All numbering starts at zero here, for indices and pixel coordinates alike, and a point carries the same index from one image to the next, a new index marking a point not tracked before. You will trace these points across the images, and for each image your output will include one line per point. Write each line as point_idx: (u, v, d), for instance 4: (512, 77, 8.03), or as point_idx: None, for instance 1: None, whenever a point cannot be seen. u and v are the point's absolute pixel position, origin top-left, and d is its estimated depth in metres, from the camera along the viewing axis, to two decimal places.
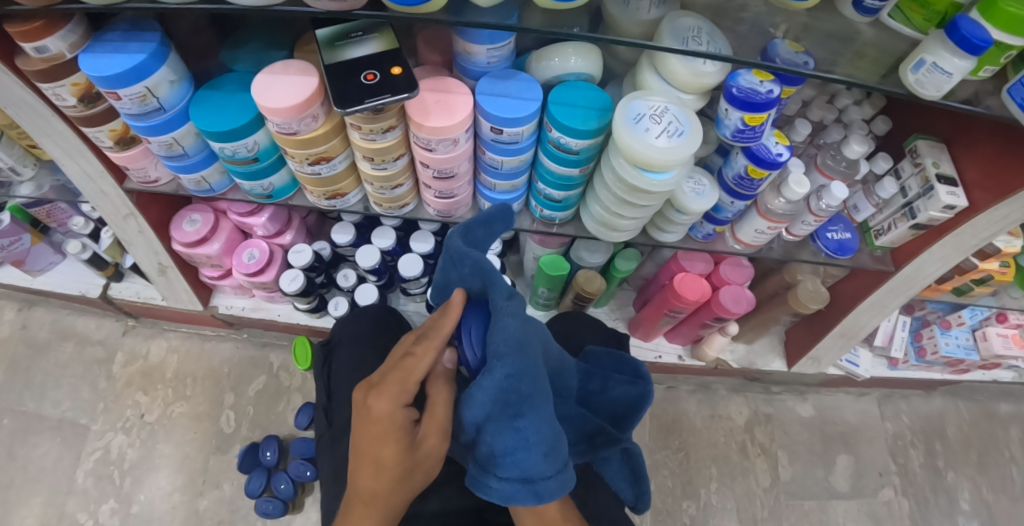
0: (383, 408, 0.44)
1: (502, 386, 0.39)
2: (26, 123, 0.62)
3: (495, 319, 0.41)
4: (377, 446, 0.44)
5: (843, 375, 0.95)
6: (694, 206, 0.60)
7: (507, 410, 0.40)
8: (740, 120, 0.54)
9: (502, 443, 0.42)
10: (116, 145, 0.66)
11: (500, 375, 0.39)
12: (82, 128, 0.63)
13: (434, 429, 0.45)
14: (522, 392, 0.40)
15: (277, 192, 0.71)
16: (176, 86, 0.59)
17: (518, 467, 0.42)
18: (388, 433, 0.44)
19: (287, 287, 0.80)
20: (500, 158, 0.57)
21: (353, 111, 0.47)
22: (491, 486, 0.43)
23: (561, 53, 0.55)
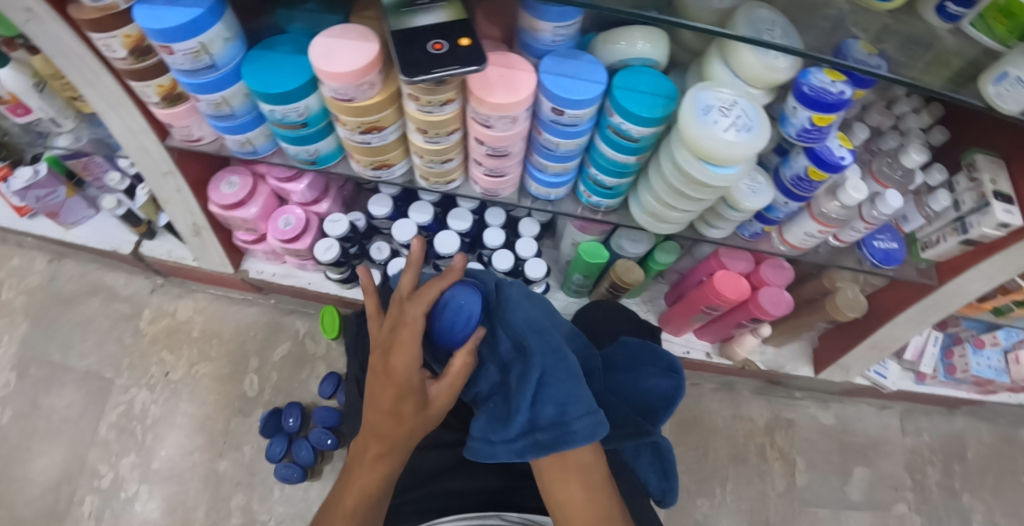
0: (400, 367, 0.49)
1: (545, 347, 0.53)
2: (74, 73, 0.61)
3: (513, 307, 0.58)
4: (394, 404, 0.48)
5: (868, 386, 0.95)
6: (748, 203, 0.59)
7: (556, 365, 0.52)
8: (807, 119, 0.53)
9: (558, 393, 0.50)
10: (162, 101, 0.65)
11: (539, 343, 0.54)
12: (129, 81, 0.62)
13: (447, 382, 0.50)
14: (557, 349, 0.54)
15: (322, 158, 0.70)
16: (229, 43, 0.58)
17: (579, 405, 0.49)
18: (405, 389, 0.48)
19: (321, 256, 0.81)
20: (556, 140, 0.56)
21: (418, 80, 0.45)
22: (574, 429, 0.48)
23: (627, 36, 0.53)
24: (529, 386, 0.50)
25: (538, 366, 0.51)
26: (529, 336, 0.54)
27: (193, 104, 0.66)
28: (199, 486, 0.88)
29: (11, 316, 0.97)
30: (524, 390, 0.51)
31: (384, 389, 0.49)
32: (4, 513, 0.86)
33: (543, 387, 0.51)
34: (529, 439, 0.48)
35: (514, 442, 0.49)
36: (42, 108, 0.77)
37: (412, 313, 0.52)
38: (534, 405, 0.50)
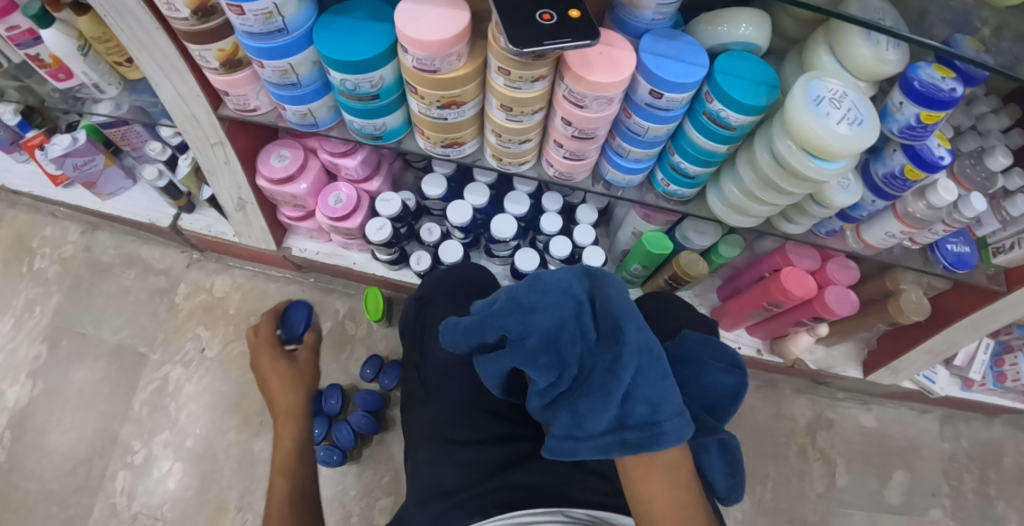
0: (268, 343, 0.79)
1: (639, 339, 0.42)
2: (127, 35, 0.58)
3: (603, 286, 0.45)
4: (287, 372, 0.77)
5: (915, 390, 0.94)
6: (836, 200, 0.57)
7: (650, 359, 0.42)
8: (914, 116, 0.50)
9: (650, 391, 0.41)
10: (221, 67, 0.62)
11: (633, 330, 0.42)
12: (187, 44, 0.58)
13: (303, 352, 0.80)
14: (650, 340, 0.43)
15: (387, 133, 0.68)
16: (302, 6, 0.54)
17: (673, 404, 0.41)
18: (277, 363, 0.77)
19: (373, 237, 0.79)
20: (646, 125, 0.53)
21: (529, 51, 0.42)
22: (665, 430, 0.40)
23: (731, 19, 0.50)
24: (620, 381, 0.40)
25: (631, 362, 0.40)
26: (619, 320, 0.42)
27: (254, 70, 0.62)
28: (234, 466, 0.87)
29: (45, 286, 0.96)
30: (613, 383, 0.40)
31: (274, 371, 0.76)
32: (35, 485, 0.85)
33: (633, 383, 0.41)
34: (615, 438, 0.40)
35: (600, 438, 0.41)
36: (86, 73, 0.69)
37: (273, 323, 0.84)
38: (623, 402, 0.41)
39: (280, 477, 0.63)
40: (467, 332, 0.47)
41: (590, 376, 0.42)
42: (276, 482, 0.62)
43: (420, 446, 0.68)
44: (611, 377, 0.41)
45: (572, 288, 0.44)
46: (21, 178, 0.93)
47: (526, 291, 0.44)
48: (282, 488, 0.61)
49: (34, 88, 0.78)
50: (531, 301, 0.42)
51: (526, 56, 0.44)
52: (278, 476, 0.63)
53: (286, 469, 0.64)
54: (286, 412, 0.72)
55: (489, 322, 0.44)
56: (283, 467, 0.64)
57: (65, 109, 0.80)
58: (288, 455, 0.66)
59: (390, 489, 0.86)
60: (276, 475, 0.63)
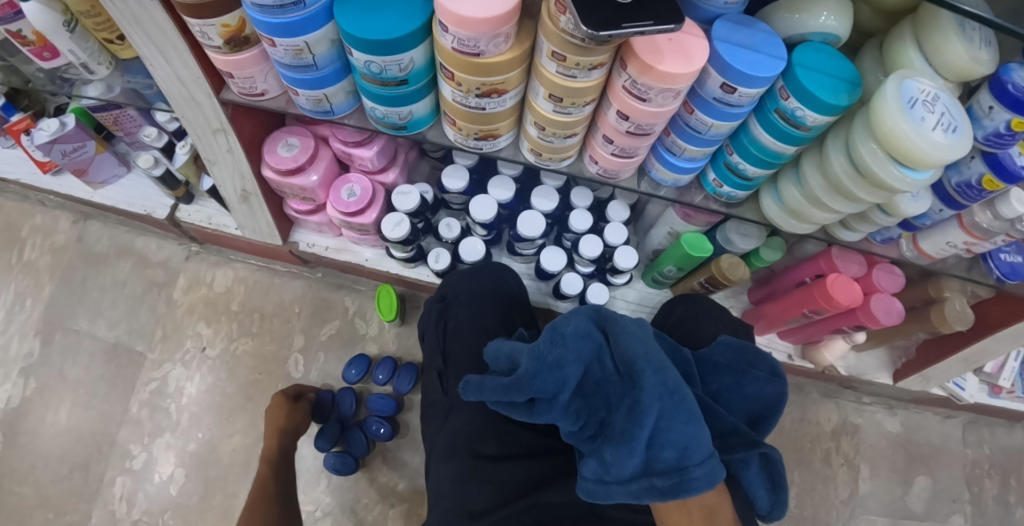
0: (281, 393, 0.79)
1: (658, 382, 0.41)
2: (120, 7, 0.51)
3: (617, 329, 0.43)
4: (285, 422, 0.76)
5: (943, 396, 0.92)
6: (905, 209, 0.53)
7: (674, 402, 0.41)
8: (1005, 122, 0.46)
9: (678, 436, 0.40)
10: (225, 45, 0.55)
11: (651, 375, 0.41)
12: (187, 18, 0.52)
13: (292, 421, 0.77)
14: (673, 383, 0.41)
15: (413, 123, 0.62)
16: None
17: (700, 444, 0.41)
18: (277, 428, 0.75)
19: (390, 234, 0.73)
20: (710, 121, 0.49)
21: (605, 36, 0.37)
22: (694, 476, 0.40)
23: (811, 6, 0.46)
24: (642, 428, 0.40)
25: (651, 408, 0.40)
26: (636, 365, 0.41)
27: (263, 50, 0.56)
28: (240, 472, 0.82)
29: (36, 277, 0.89)
30: (634, 430, 0.40)
31: (276, 420, 0.76)
32: (31, 490, 0.80)
33: (658, 429, 0.41)
34: (645, 484, 0.41)
35: (629, 482, 0.42)
36: (72, 52, 0.62)
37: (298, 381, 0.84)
38: (648, 447, 0.41)
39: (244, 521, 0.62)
40: (495, 390, 0.47)
41: (613, 420, 0.43)
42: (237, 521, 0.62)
43: (443, 459, 0.64)
44: (632, 423, 0.41)
45: (589, 330, 0.44)
46: (6, 163, 0.86)
47: (546, 346, 0.44)
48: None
49: (19, 68, 0.71)
50: (555, 357, 0.43)
51: (598, 40, 0.38)
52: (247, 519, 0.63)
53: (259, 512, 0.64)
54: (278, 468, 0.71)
55: (520, 384, 0.44)
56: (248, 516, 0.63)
57: (51, 90, 0.73)
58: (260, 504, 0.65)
59: (405, 496, 0.83)
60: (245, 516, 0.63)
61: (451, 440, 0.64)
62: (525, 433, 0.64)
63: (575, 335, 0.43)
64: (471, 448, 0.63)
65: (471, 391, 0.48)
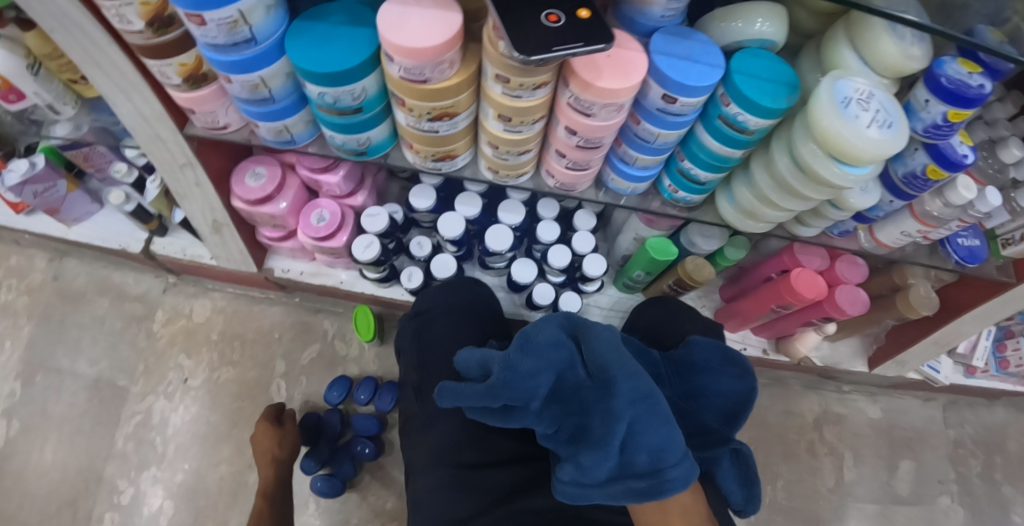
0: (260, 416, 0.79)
1: (631, 387, 0.43)
2: (79, 52, 0.52)
3: (587, 333, 0.45)
4: (275, 449, 0.76)
5: (920, 380, 0.93)
6: (854, 203, 0.54)
7: (646, 407, 0.43)
8: (941, 114, 0.47)
9: (653, 439, 0.43)
10: (184, 83, 0.57)
11: (623, 381, 0.43)
12: (145, 60, 0.53)
13: (282, 445, 0.77)
14: (646, 387, 0.44)
15: (372, 149, 0.63)
16: (270, 12, 0.49)
17: (676, 445, 0.44)
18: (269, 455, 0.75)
19: (361, 256, 0.74)
20: (656, 131, 0.50)
21: (537, 60, 0.38)
22: (670, 477, 0.42)
23: (745, 14, 0.47)
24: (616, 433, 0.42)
25: (623, 413, 0.42)
26: (609, 372, 0.43)
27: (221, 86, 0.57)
28: (229, 500, 0.83)
29: (15, 319, 0.89)
30: (609, 435, 0.42)
31: (265, 448, 0.76)
32: None
33: (632, 433, 0.43)
34: (622, 486, 0.43)
35: (608, 484, 0.43)
36: (37, 93, 0.64)
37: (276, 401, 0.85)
38: (624, 451, 0.43)
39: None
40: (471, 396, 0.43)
41: (588, 425, 0.44)
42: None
43: (425, 470, 0.65)
44: (607, 429, 0.42)
45: (561, 338, 0.44)
46: None
47: (520, 357, 0.43)
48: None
49: None
50: (528, 366, 0.41)
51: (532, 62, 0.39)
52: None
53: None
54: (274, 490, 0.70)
55: (494, 391, 0.42)
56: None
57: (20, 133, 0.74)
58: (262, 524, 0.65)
59: (394, 513, 0.83)
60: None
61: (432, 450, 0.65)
62: (504, 442, 0.65)
63: (548, 343, 0.44)
64: (452, 460, 0.64)
65: (447, 398, 0.44)
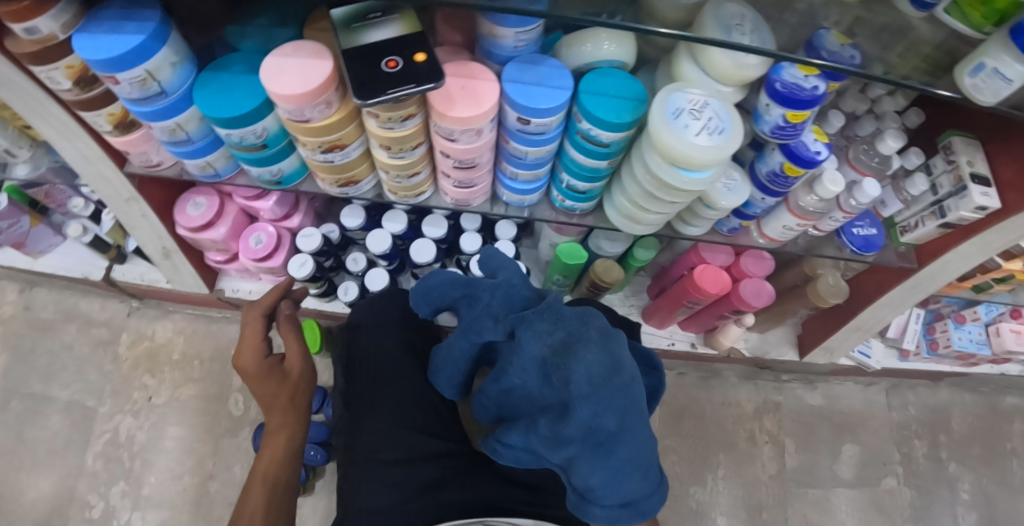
0: (248, 355, 0.67)
1: (592, 423, 0.41)
2: (18, 105, 0.58)
3: (580, 347, 0.42)
4: (266, 386, 0.66)
5: (853, 365, 0.96)
6: (724, 201, 0.58)
7: (600, 448, 0.41)
8: (782, 116, 0.50)
9: (595, 477, 0.42)
10: (115, 129, 0.62)
11: (586, 414, 0.41)
12: (78, 111, 0.59)
13: (293, 368, 0.68)
14: (612, 427, 0.41)
15: (286, 178, 0.69)
16: (177, 68, 0.56)
17: (621, 496, 0.44)
18: (274, 386, 0.66)
19: (296, 273, 0.79)
20: (525, 149, 0.55)
21: (373, 102, 0.46)
22: (593, 512, 0.45)
23: (593, 38, 0.52)
24: (567, 453, 0.43)
25: (570, 438, 0.42)
26: (577, 398, 0.41)
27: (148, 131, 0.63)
28: (192, 510, 0.88)
29: None
30: (558, 446, 0.43)
31: (258, 386, 0.66)
32: None
33: (579, 461, 0.43)
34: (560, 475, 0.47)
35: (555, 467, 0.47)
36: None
37: (261, 315, 0.71)
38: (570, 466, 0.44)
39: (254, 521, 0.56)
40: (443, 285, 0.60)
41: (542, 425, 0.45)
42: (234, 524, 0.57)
43: (350, 468, 0.70)
44: (559, 442, 0.43)
45: (558, 332, 0.44)
46: None
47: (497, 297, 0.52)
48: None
49: None
50: (495, 313, 0.50)
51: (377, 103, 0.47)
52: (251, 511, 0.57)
53: (270, 496, 0.59)
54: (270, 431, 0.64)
55: (472, 290, 0.56)
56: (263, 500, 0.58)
57: None
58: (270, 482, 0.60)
59: None
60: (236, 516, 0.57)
61: (361, 447, 0.71)
62: (427, 440, 0.72)
63: (542, 328, 0.44)
64: (376, 455, 0.69)
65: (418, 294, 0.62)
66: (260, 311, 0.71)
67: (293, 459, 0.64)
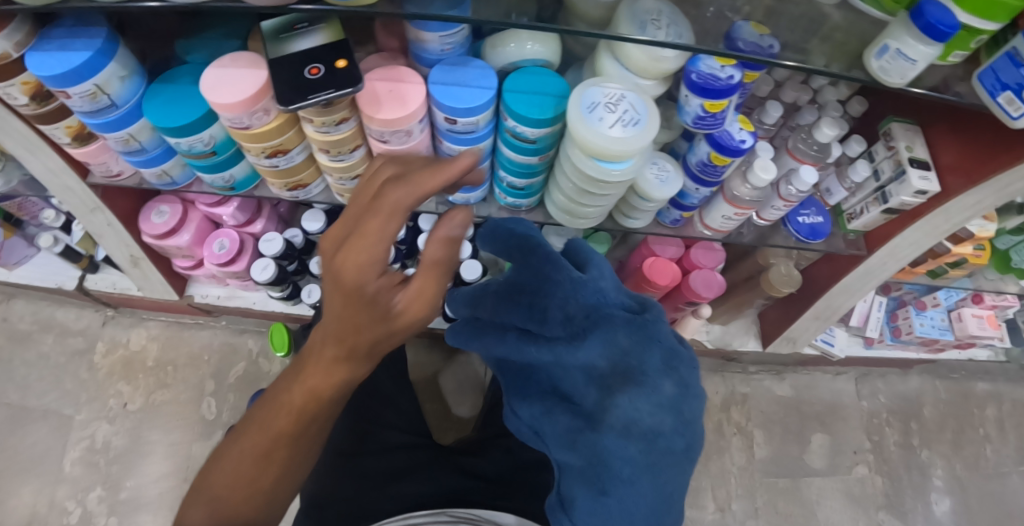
0: (351, 273, 0.37)
1: (616, 454, 0.44)
2: None
3: (642, 395, 0.44)
4: (353, 317, 0.39)
5: (818, 355, 0.97)
6: (657, 193, 0.59)
7: (598, 483, 0.45)
8: (700, 106, 0.52)
9: (585, 500, 0.47)
10: (74, 142, 0.64)
11: (612, 439, 0.44)
12: (37, 125, 0.61)
13: (416, 299, 0.40)
14: (631, 478, 0.44)
15: (239, 184, 0.71)
16: (126, 81, 0.58)
17: None
18: (354, 302, 0.38)
19: (258, 277, 0.81)
20: (458, 148, 0.58)
21: (294, 107, 0.50)
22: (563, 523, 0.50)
23: (516, 38, 0.54)
24: (585, 472, 0.46)
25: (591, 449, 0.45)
26: (619, 425, 0.44)
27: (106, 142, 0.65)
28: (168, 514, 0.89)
29: None
30: (578, 447, 0.46)
31: (347, 318, 0.39)
32: None
33: (581, 476, 0.47)
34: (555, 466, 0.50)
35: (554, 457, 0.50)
36: None
37: (393, 225, 0.38)
38: (571, 477, 0.48)
39: (246, 477, 0.46)
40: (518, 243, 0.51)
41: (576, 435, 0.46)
42: (227, 466, 0.47)
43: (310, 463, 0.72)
44: (581, 451, 0.46)
45: (634, 368, 0.45)
46: None
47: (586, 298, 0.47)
48: (253, 495, 0.47)
49: None
50: (586, 307, 0.46)
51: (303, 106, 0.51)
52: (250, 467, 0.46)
53: (292, 442, 0.46)
54: (317, 344, 0.43)
55: (565, 267, 0.48)
56: (271, 444, 0.46)
57: None
58: (295, 422, 0.46)
59: None
60: (236, 435, 0.48)
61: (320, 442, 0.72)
62: (389, 433, 0.77)
63: (622, 356, 0.45)
64: (336, 448, 0.72)
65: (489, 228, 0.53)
66: (401, 220, 0.38)
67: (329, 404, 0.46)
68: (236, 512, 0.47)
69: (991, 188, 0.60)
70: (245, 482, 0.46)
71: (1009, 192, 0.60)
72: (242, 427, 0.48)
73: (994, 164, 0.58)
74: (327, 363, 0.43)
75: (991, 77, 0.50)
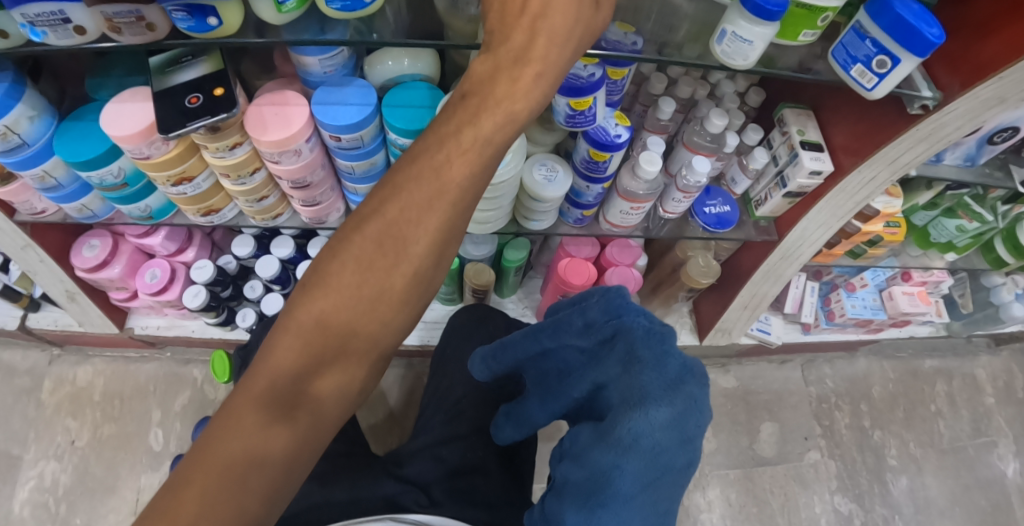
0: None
1: (618, 470, 0.43)
2: None
3: (662, 418, 0.42)
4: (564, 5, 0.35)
5: (757, 343, 0.98)
6: (547, 193, 0.61)
7: (590, 496, 0.44)
8: (567, 105, 0.52)
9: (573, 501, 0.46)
10: None
11: (621, 458, 0.43)
12: None
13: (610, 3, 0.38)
14: (630, 492, 0.43)
15: (156, 212, 0.74)
16: (36, 121, 0.59)
17: None
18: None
19: (190, 303, 0.83)
20: (350, 165, 0.61)
21: (175, 135, 0.52)
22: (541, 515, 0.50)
23: (393, 56, 0.57)
24: (588, 484, 0.45)
25: (600, 462, 0.44)
26: (626, 442, 0.42)
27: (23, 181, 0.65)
28: None
29: None
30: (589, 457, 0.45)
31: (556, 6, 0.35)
32: None
33: (579, 483, 0.46)
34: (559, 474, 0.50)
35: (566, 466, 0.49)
36: None
37: None
38: (570, 482, 0.47)
39: (363, 293, 0.35)
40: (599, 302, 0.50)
41: (592, 453, 0.45)
42: (346, 269, 0.35)
43: None
44: (592, 466, 0.45)
45: (664, 391, 0.43)
46: None
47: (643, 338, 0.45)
48: (379, 308, 0.36)
49: None
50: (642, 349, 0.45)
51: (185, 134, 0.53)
52: (380, 272, 0.35)
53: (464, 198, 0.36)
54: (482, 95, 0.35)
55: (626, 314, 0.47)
56: (394, 244, 0.35)
57: None
58: (479, 168, 0.36)
59: None
60: (376, 204, 0.35)
61: None
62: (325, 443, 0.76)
63: (657, 382, 0.43)
64: None
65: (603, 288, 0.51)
66: None
67: (520, 131, 0.37)
68: (350, 328, 0.35)
69: (879, 164, 0.60)
70: (352, 305, 0.35)
71: (901, 166, 0.60)
72: (394, 188, 0.35)
73: (881, 137, 0.58)
74: (542, 66, 0.36)
75: (841, 52, 0.52)
